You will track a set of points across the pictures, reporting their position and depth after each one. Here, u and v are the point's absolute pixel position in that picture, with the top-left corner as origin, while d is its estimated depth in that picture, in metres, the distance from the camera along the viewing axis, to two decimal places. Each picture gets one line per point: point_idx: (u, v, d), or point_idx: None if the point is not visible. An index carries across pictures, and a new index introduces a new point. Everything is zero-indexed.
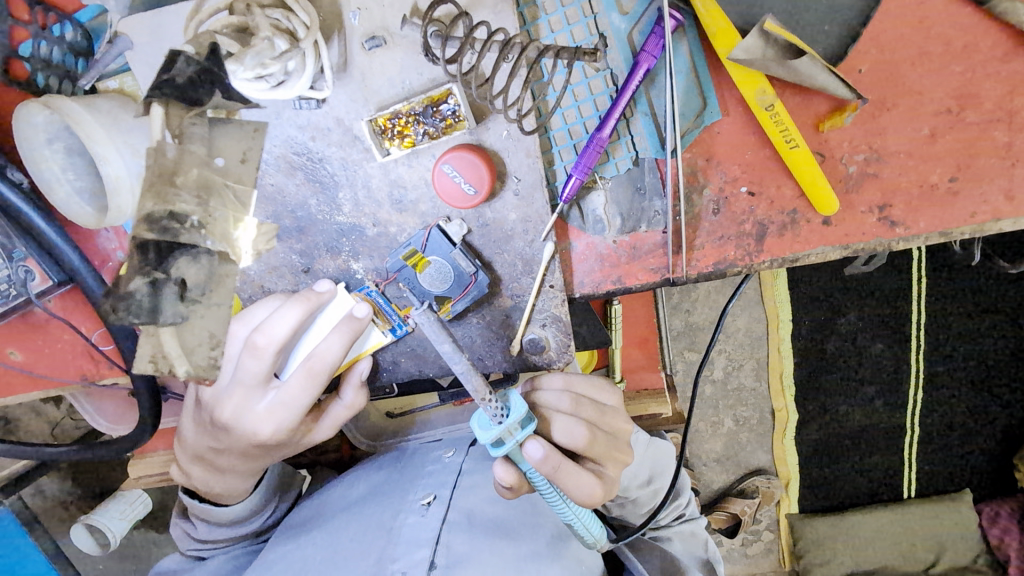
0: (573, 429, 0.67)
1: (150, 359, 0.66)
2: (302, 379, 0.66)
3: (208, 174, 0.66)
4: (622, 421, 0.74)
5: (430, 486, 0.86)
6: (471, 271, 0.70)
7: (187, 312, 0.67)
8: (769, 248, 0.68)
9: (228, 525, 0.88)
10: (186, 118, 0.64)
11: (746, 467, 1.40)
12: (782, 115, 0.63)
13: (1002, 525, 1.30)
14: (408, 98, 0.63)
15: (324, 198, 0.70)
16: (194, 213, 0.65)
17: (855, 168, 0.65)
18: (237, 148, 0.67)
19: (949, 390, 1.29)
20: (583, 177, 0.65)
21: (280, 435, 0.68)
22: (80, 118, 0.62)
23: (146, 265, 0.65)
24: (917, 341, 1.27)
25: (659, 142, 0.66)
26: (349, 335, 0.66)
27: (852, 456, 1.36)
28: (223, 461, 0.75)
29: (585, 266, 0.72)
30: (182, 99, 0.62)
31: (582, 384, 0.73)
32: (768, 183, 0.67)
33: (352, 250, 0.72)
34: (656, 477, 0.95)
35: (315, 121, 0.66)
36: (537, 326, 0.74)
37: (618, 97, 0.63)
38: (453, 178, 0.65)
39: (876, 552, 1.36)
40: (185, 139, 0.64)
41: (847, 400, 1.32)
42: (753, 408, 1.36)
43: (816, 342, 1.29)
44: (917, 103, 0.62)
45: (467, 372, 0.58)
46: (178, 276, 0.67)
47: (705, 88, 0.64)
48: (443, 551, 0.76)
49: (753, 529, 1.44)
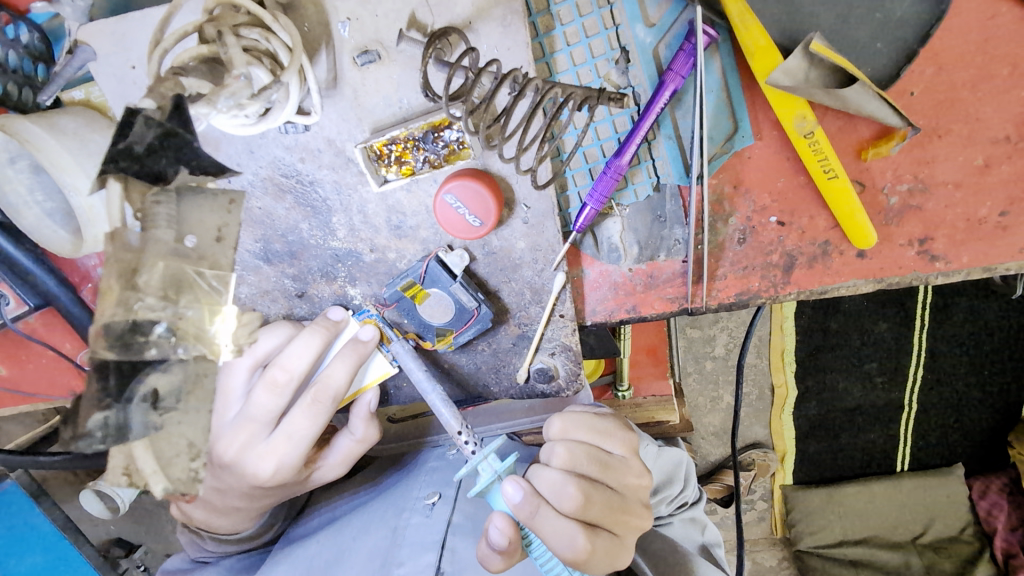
0: (561, 483, 0.61)
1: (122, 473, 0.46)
2: (306, 412, 0.62)
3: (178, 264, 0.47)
4: (632, 474, 0.66)
5: (434, 485, 0.84)
6: (474, 305, 0.65)
7: (161, 419, 0.47)
8: (797, 281, 0.63)
9: (238, 538, 0.86)
10: (148, 193, 0.46)
11: (744, 441, 1.37)
12: (821, 143, 0.57)
13: (992, 499, 1.26)
14: (406, 123, 0.57)
15: (317, 223, 0.64)
16: (162, 319, 0.46)
17: (897, 200, 0.59)
18: (211, 224, 0.50)
19: (949, 368, 1.25)
20: (598, 206, 0.59)
21: (284, 471, 0.65)
22: (42, 144, 0.55)
23: (105, 395, 0.45)
24: (920, 320, 1.23)
25: (684, 167, 0.60)
26: (357, 364, 0.63)
27: (848, 431, 1.32)
28: (224, 501, 0.70)
29: (597, 294, 0.68)
30: (142, 171, 0.46)
31: (583, 431, 0.67)
32: (801, 214, 0.61)
33: (348, 275, 0.68)
34: (665, 484, 0.92)
35: (304, 143, 0.59)
36: (545, 355, 0.71)
37: (641, 119, 0.56)
38: (457, 209, 0.59)
39: (868, 522, 1.32)
40: (149, 220, 0.46)
41: (848, 378, 1.28)
42: (753, 383, 1.32)
43: (820, 321, 1.24)
44: (973, 131, 0.56)
45: (441, 402, 0.65)
46: (148, 386, 0.46)
47: (738, 112, 0.58)
48: (449, 556, 0.73)
49: (748, 499, 1.42)
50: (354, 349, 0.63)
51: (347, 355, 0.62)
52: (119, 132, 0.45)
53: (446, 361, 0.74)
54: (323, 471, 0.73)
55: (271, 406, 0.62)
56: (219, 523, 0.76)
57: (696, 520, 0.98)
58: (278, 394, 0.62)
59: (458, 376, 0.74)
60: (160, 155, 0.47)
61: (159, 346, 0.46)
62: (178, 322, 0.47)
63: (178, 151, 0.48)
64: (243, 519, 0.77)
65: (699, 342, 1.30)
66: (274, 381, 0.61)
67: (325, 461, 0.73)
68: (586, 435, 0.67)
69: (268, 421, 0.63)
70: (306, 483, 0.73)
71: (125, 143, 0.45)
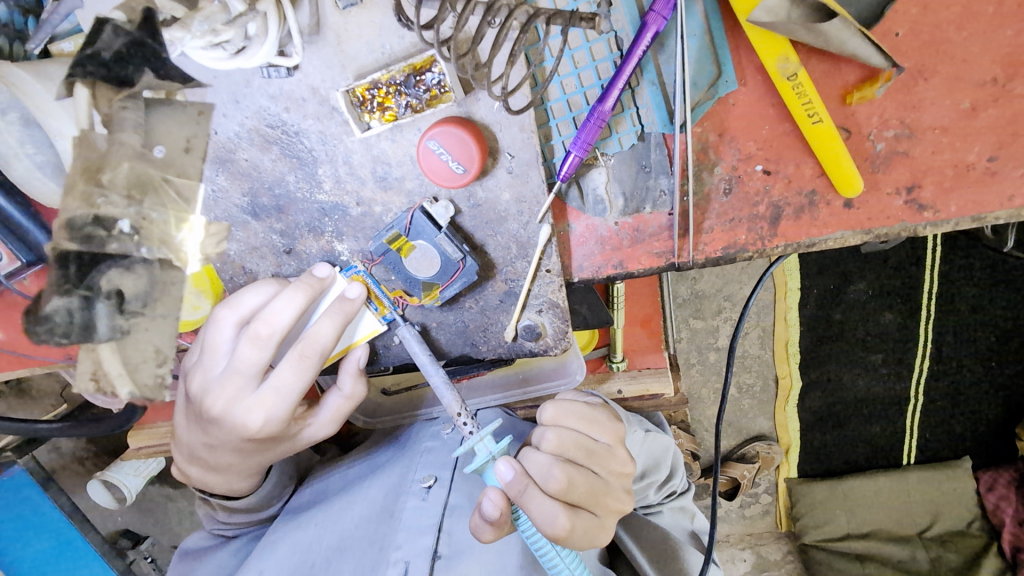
0: (548, 462, 0.63)
1: (91, 377, 0.57)
2: (293, 367, 0.63)
3: (143, 167, 0.58)
4: (617, 463, 0.67)
5: (430, 467, 0.86)
6: (459, 257, 0.65)
7: (128, 326, 0.58)
8: (784, 233, 0.63)
9: (246, 511, 0.90)
10: (116, 100, 0.56)
11: (747, 433, 1.41)
12: (805, 85, 0.56)
13: (1000, 493, 1.29)
14: (387, 66, 0.57)
15: (303, 175, 0.65)
16: (124, 217, 0.58)
17: (884, 146, 0.58)
18: (180, 135, 0.61)
19: (955, 358, 1.28)
20: (582, 154, 0.59)
21: (271, 425, 0.66)
22: (31, 90, 0.57)
23: (67, 282, 0.56)
24: (928, 309, 1.25)
25: (668, 115, 0.59)
26: (342, 321, 0.64)
27: (854, 423, 1.35)
28: (219, 457, 0.72)
29: (584, 249, 0.68)
30: (109, 78, 0.55)
31: (573, 419, 0.68)
32: (786, 162, 0.61)
33: (335, 231, 0.68)
34: (651, 469, 0.92)
35: (288, 91, 0.60)
36: (532, 312, 0.71)
37: (623, 64, 0.56)
38: (440, 155, 0.59)
39: (874, 514, 1.35)
40: (116, 127, 0.56)
41: (852, 368, 1.31)
42: (756, 374, 1.35)
43: (824, 312, 1.27)
44: (959, 73, 0.55)
45: (444, 386, 0.67)
46: (112, 290, 0.57)
47: (721, 55, 0.57)
48: (445, 539, 0.78)
49: (753, 492, 1.46)
50: (340, 306, 0.64)
51: (332, 312, 0.64)
52: (89, 40, 0.54)
53: (434, 321, 0.73)
54: (314, 428, 0.73)
55: (256, 360, 0.63)
56: (215, 482, 0.78)
57: (685, 509, 1.01)
58: (262, 348, 0.63)
59: (446, 334, 0.74)
60: (127, 63, 0.55)
61: (120, 242, 0.58)
62: (140, 223, 0.59)
63: (147, 61, 0.56)
64: (241, 479, 0.79)
65: (703, 334, 1.32)
66: (257, 335, 0.62)
67: (316, 419, 0.73)
68: (576, 423, 0.68)
69: (253, 375, 0.64)
70: (297, 442, 0.74)
71: (94, 49, 0.54)
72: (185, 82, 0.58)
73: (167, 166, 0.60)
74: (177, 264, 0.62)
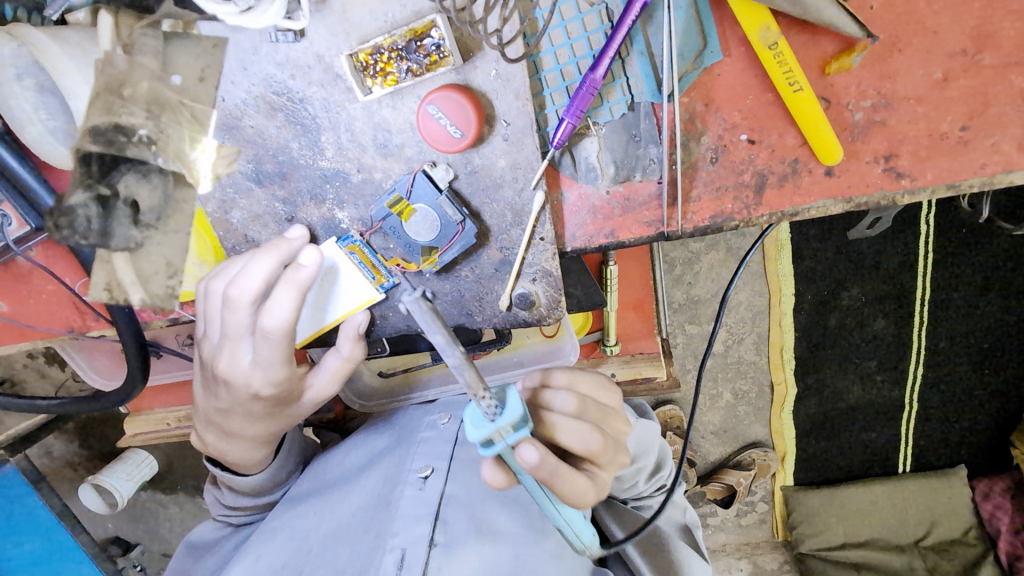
0: (582, 429, 0.66)
1: (104, 286, 0.70)
2: (266, 333, 0.65)
3: (160, 88, 0.66)
4: (624, 423, 0.74)
5: (426, 457, 0.86)
6: (458, 220, 0.68)
7: (142, 237, 0.70)
8: (768, 201, 0.65)
9: (251, 494, 0.92)
10: (137, 28, 0.64)
11: (744, 440, 1.43)
12: (786, 55, 0.60)
13: (994, 502, 1.33)
14: (390, 30, 0.60)
15: (306, 142, 0.67)
16: (143, 127, 0.66)
17: (862, 115, 0.61)
18: (195, 66, 0.65)
19: (950, 365, 1.31)
20: (575, 121, 0.62)
21: (274, 386, 0.70)
22: (47, 50, 0.60)
23: (89, 179, 0.66)
24: (919, 317, 1.28)
25: (656, 84, 0.63)
26: (298, 292, 0.64)
27: (848, 429, 1.39)
28: (231, 422, 0.76)
29: (577, 218, 0.70)
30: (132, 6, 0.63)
31: (587, 385, 0.73)
32: (770, 131, 0.63)
33: (336, 198, 0.70)
34: (641, 454, 0.95)
35: (295, 58, 0.63)
36: (526, 280, 0.73)
37: (614, 33, 0.59)
38: (438, 120, 0.63)
39: (870, 524, 1.38)
40: (136, 51, 0.64)
41: (846, 376, 1.34)
42: (752, 381, 1.38)
43: (818, 318, 1.29)
44: (929, 45, 0.59)
45: (460, 364, 0.55)
46: (129, 195, 0.68)
47: (706, 27, 0.61)
48: (442, 527, 0.78)
49: (748, 500, 1.50)
50: (293, 276, 0.64)
51: (286, 284, 0.64)
52: None
53: (431, 291, 0.75)
54: (314, 391, 0.75)
55: (237, 324, 0.65)
56: (229, 451, 0.81)
57: (675, 503, 1.02)
58: (238, 314, 0.65)
59: (442, 304, 0.76)
60: None
61: (138, 147, 0.66)
62: (157, 135, 0.66)
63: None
64: (256, 448, 0.82)
65: (698, 339, 1.35)
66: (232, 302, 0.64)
67: (315, 382, 0.75)
68: (588, 389, 0.73)
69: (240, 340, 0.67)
70: (300, 405, 0.76)
71: None
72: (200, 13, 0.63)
73: (182, 92, 0.65)
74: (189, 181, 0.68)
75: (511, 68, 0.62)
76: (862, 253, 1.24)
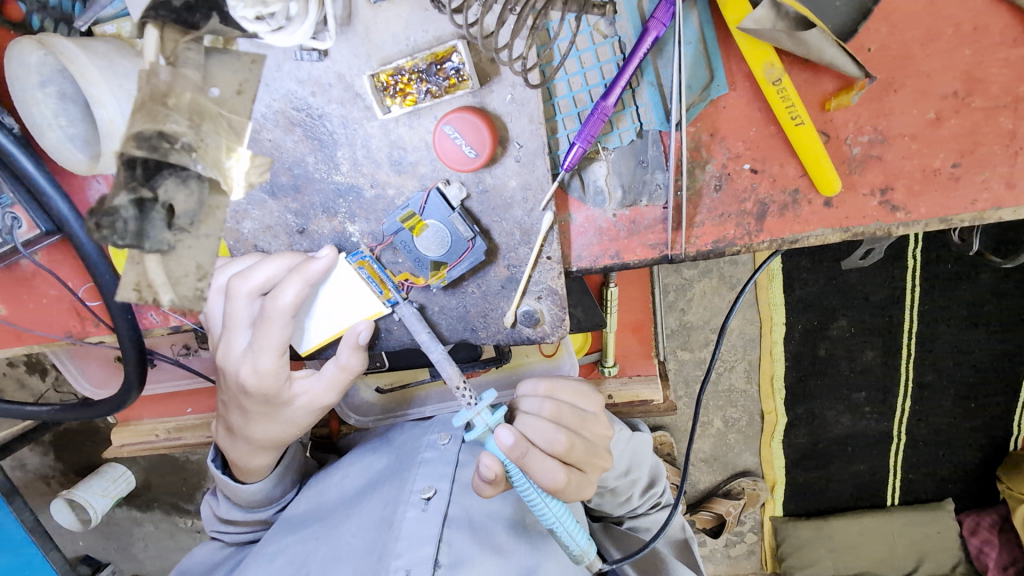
0: (550, 427, 0.73)
1: (134, 286, 0.65)
2: (262, 323, 0.67)
3: (201, 100, 0.62)
4: (602, 427, 0.80)
5: (428, 478, 0.87)
6: (469, 237, 0.69)
7: (174, 241, 0.65)
8: (769, 228, 0.68)
9: (246, 509, 0.93)
10: (180, 43, 0.61)
11: (733, 468, 1.45)
12: (788, 91, 0.63)
13: (982, 536, 1.36)
14: (412, 54, 0.62)
15: (322, 156, 0.69)
16: (184, 135, 0.61)
17: (859, 150, 0.64)
18: (234, 79, 0.64)
19: (936, 397, 1.33)
20: (586, 146, 0.64)
21: (260, 376, 0.71)
22: (75, 58, 0.60)
23: (133, 180, 0.61)
24: (906, 348, 1.30)
25: (665, 114, 0.65)
26: (303, 284, 0.66)
27: (838, 460, 1.41)
28: (236, 418, 0.79)
29: (583, 239, 0.72)
30: (178, 22, 0.60)
31: (566, 392, 0.80)
32: (771, 161, 0.66)
33: (348, 212, 0.72)
34: (634, 467, 1.03)
35: (317, 76, 0.65)
36: (531, 298, 0.74)
37: (626, 64, 0.62)
38: (454, 140, 0.64)
39: (858, 557, 1.41)
40: (179, 64, 0.60)
41: (836, 406, 1.36)
42: (742, 409, 1.40)
43: (808, 347, 1.31)
44: (923, 86, 0.62)
45: (443, 360, 0.71)
46: (166, 199, 0.63)
47: (713, 61, 0.63)
48: (446, 548, 0.81)
49: (737, 531, 1.52)
50: (302, 273, 0.67)
51: (292, 279, 0.66)
52: None
53: (436, 304, 0.76)
54: (310, 394, 0.76)
55: (239, 314, 0.69)
56: (235, 451, 0.83)
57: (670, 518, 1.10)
58: (242, 304, 0.69)
59: (447, 319, 0.76)
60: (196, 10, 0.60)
61: (180, 154, 0.61)
62: (197, 143, 0.62)
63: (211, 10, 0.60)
64: (260, 453, 0.83)
65: (691, 365, 1.37)
66: (239, 292, 0.68)
67: (313, 386, 0.75)
68: (568, 395, 0.80)
69: (240, 330, 0.70)
70: (294, 408, 0.76)
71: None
72: (243, 32, 0.62)
73: (220, 104, 0.63)
74: (223, 190, 0.66)
75: (526, 94, 0.64)
76: (851, 282, 1.27)
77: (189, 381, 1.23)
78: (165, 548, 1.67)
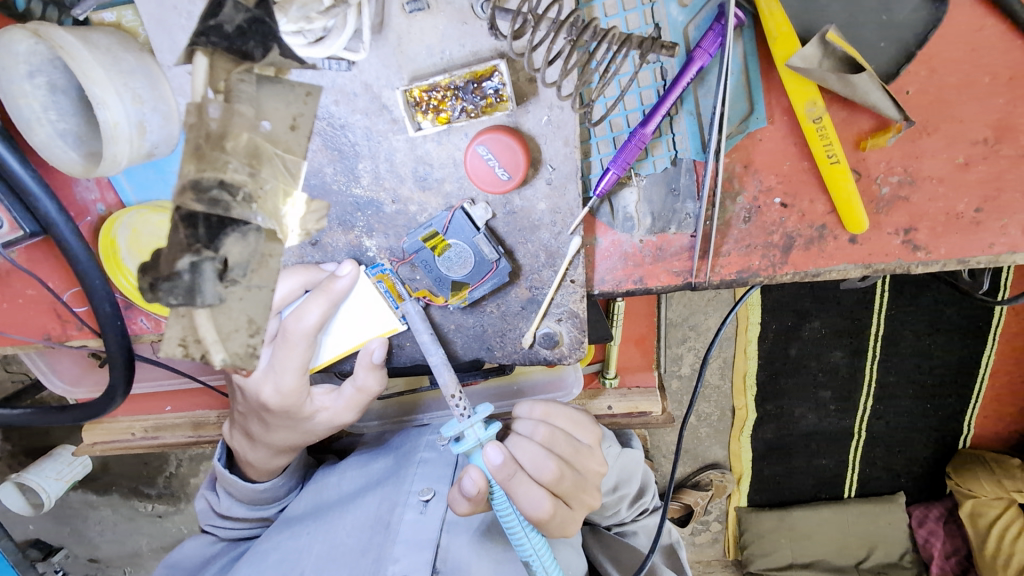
0: (541, 454, 0.71)
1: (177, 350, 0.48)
2: (284, 345, 0.65)
3: (258, 140, 0.50)
4: (595, 462, 0.77)
5: (427, 479, 0.84)
6: (494, 258, 0.66)
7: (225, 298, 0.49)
8: (793, 261, 0.68)
9: (246, 505, 0.90)
10: (233, 74, 0.50)
11: (703, 460, 1.48)
12: (828, 129, 0.62)
13: (929, 527, 1.44)
14: (449, 71, 0.59)
15: (342, 168, 0.65)
16: (244, 184, 0.49)
17: (888, 190, 0.65)
18: (286, 113, 0.52)
19: (897, 397, 1.38)
20: (620, 172, 0.63)
21: (282, 395, 0.69)
22: (74, 52, 0.54)
23: (194, 241, 0.49)
24: (871, 351, 1.34)
25: (701, 143, 0.64)
26: (328, 305, 0.64)
27: (804, 455, 1.45)
28: (252, 429, 0.77)
29: (608, 263, 0.71)
30: (230, 51, 0.49)
31: (562, 419, 0.77)
32: (802, 196, 0.66)
33: (366, 226, 0.68)
34: (623, 482, 1.03)
35: (342, 84, 0.61)
36: (552, 320, 0.71)
37: (668, 92, 0.60)
38: (487, 160, 0.62)
39: (815, 546, 1.47)
40: (233, 99, 0.49)
41: (803, 404, 1.40)
42: (715, 404, 1.42)
43: (780, 348, 1.34)
44: (955, 132, 0.63)
45: (440, 364, 0.66)
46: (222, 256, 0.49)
47: (754, 95, 0.63)
48: (443, 555, 0.79)
49: (703, 520, 1.56)
50: (324, 293, 0.64)
51: (315, 300, 0.64)
52: (211, 12, 0.49)
53: (453, 322, 0.73)
54: (331, 412, 0.75)
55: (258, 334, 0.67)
56: (250, 457, 0.82)
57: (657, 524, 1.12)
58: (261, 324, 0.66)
59: (463, 337, 0.73)
60: (249, 37, 0.50)
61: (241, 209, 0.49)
62: (257, 192, 0.50)
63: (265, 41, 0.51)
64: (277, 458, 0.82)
65: (668, 361, 1.37)
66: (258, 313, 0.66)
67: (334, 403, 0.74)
68: (564, 423, 0.77)
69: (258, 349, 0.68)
70: (315, 423, 0.75)
71: (217, 21, 0.49)
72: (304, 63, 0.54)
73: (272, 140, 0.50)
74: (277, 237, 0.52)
75: (563, 116, 0.62)
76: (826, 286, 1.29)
77: (172, 379, 1.17)
78: (119, 535, 1.58)
